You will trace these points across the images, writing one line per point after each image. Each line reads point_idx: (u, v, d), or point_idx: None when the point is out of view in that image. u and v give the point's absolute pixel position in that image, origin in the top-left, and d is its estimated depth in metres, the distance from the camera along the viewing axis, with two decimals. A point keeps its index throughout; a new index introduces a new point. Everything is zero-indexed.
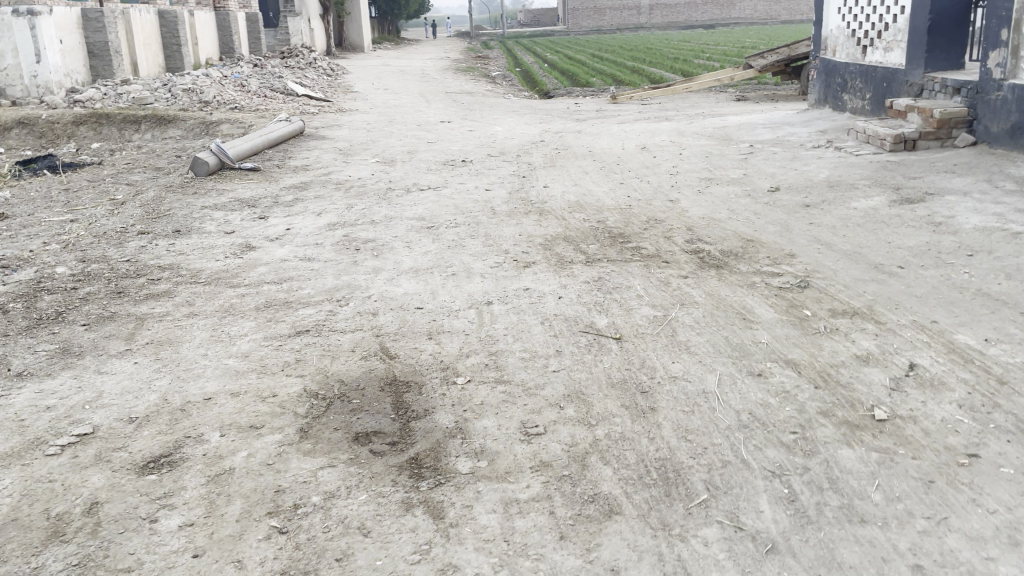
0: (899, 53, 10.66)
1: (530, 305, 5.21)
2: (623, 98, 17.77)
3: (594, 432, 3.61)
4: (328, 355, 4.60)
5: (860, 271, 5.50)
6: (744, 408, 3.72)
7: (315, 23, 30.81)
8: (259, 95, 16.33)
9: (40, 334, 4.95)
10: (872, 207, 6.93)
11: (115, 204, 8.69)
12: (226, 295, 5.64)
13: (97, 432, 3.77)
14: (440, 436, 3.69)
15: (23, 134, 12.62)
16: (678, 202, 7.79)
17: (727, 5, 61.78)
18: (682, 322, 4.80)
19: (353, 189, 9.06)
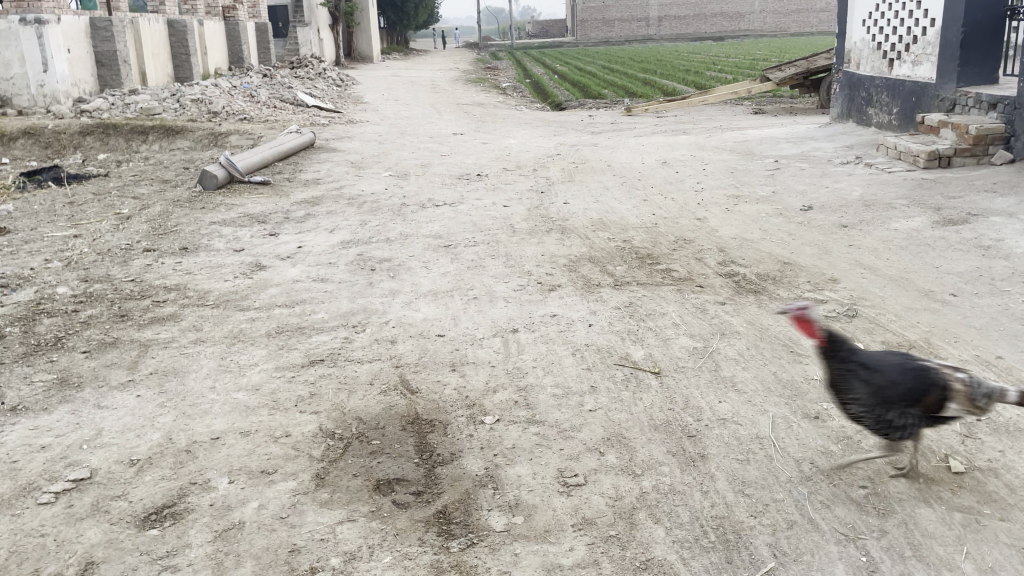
0: (929, 66, 10.33)
1: (559, 334, 4.88)
2: (637, 110, 17.45)
3: (640, 483, 3.27)
4: (344, 389, 4.26)
5: (910, 298, 5.17)
6: (804, 457, 3.39)
7: (324, 34, 30.66)
8: (269, 106, 16.09)
9: (37, 362, 4.64)
10: (914, 228, 6.60)
11: (120, 218, 8.40)
12: (235, 320, 5.33)
13: (94, 477, 3.46)
14: (469, 485, 3.36)
15: (29, 144, 12.40)
16: (706, 220, 7.47)
17: (736, 18, 61.52)
18: (724, 355, 4.46)
19: (366, 204, 8.75)
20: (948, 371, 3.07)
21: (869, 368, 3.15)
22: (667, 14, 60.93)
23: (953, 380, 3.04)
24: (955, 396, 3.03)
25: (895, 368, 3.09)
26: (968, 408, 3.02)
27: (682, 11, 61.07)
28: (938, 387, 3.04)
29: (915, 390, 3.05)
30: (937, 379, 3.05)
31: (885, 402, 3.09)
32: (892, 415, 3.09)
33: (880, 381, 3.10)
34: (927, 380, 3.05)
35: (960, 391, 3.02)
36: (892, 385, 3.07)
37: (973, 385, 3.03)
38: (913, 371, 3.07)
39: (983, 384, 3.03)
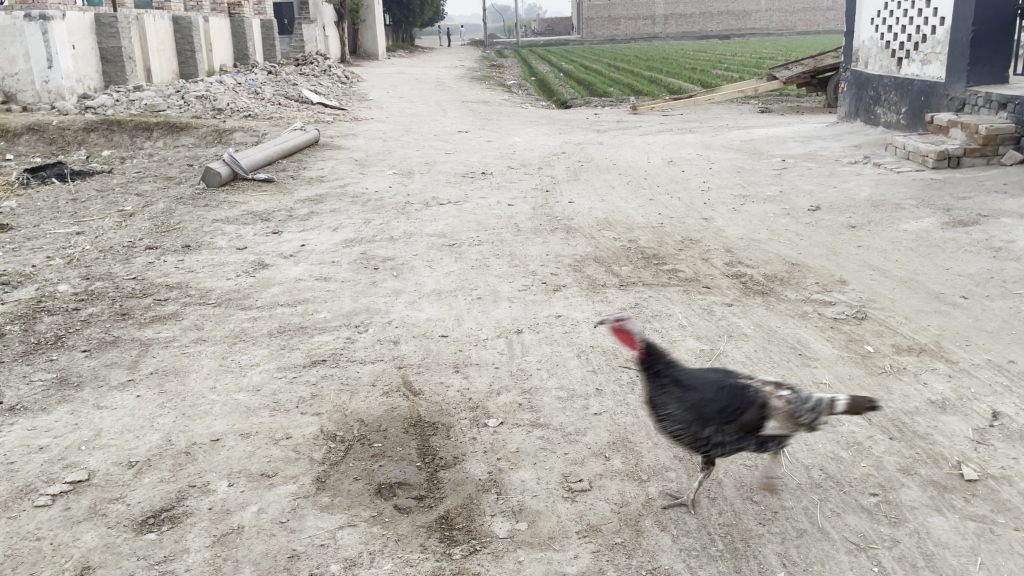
0: (938, 65, 10.24)
1: (564, 335, 4.82)
2: (643, 108, 17.37)
3: (647, 489, 3.21)
4: (346, 390, 4.21)
5: (920, 301, 5.10)
6: (814, 463, 3.33)
7: (329, 31, 30.63)
8: (274, 103, 16.05)
9: (37, 361, 4.60)
10: (923, 229, 6.52)
11: (123, 216, 8.37)
12: (237, 319, 5.28)
13: (92, 479, 3.41)
14: (472, 489, 3.30)
15: (33, 140, 12.38)
16: (712, 220, 7.40)
17: (743, 16, 61.29)
18: (732, 358, 4.40)
19: (369, 202, 8.70)
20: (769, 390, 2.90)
21: (684, 386, 2.99)
22: (673, 12, 60.78)
23: (773, 398, 2.88)
24: (772, 415, 2.85)
25: (711, 386, 2.93)
26: (788, 425, 2.84)
27: (688, 9, 60.90)
28: (754, 405, 2.86)
29: (730, 407, 2.88)
30: (754, 397, 2.88)
31: (699, 419, 2.91)
32: (708, 433, 2.90)
33: (694, 399, 2.93)
34: (741, 397, 2.89)
35: (779, 409, 2.84)
36: (708, 402, 2.89)
37: (795, 400, 2.85)
38: (728, 388, 2.91)
39: (808, 399, 2.85)
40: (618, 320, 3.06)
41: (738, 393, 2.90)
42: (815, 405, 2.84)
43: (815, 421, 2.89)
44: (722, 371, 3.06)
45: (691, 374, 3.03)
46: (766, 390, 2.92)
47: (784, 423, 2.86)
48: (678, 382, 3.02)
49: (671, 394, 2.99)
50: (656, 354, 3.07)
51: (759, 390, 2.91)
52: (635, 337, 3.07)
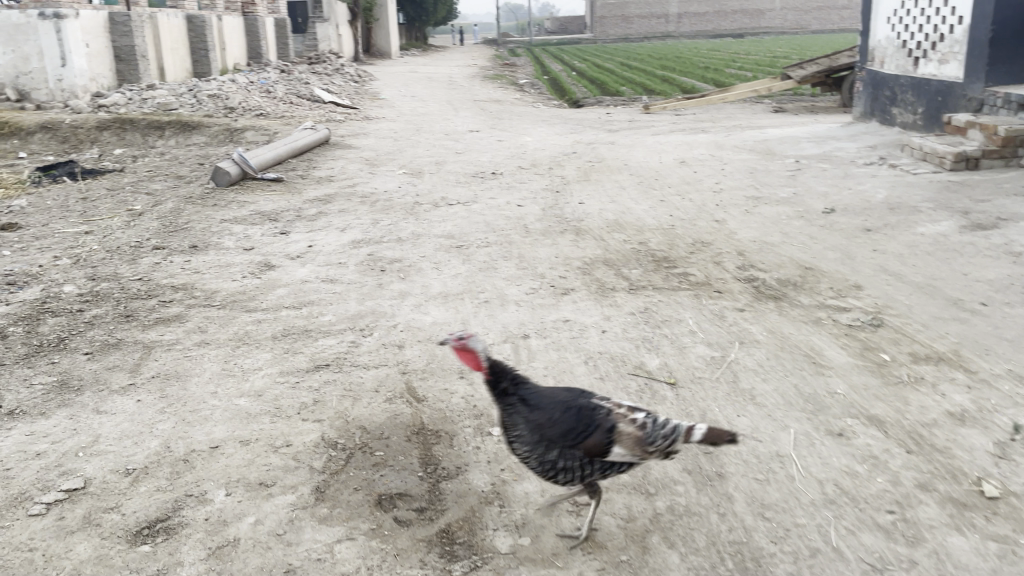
0: (956, 65, 10.07)
1: (572, 341, 4.72)
2: (656, 107, 17.23)
3: (654, 503, 3.12)
4: (349, 396, 4.14)
5: (938, 307, 4.98)
6: (828, 479, 3.23)
7: (343, 30, 30.62)
8: (285, 101, 16.02)
9: (38, 364, 4.55)
10: (941, 233, 6.39)
11: (131, 215, 8.33)
12: (241, 321, 5.21)
13: (88, 487, 3.35)
14: (475, 502, 3.22)
15: (45, 138, 12.39)
16: (725, 222, 7.28)
17: (758, 14, 60.89)
18: (743, 365, 4.30)
19: (378, 202, 8.63)
20: (622, 413, 2.90)
21: (531, 406, 2.98)
22: (687, 11, 60.39)
23: (623, 422, 2.87)
24: (621, 439, 2.83)
25: (557, 407, 2.92)
26: (636, 450, 2.83)
27: (702, 8, 60.54)
28: (601, 429, 2.84)
29: (576, 429, 2.86)
30: (603, 421, 2.87)
31: (544, 441, 2.88)
32: (553, 456, 2.88)
33: (539, 419, 2.92)
34: (590, 419, 2.88)
35: (629, 434, 2.84)
36: (551, 424, 2.88)
37: (648, 427, 2.86)
38: (576, 409, 2.90)
39: (663, 425, 2.85)
40: (461, 338, 3.14)
41: (587, 415, 2.89)
42: (671, 430, 2.84)
43: (672, 445, 2.86)
44: (574, 392, 3.05)
45: (539, 393, 3.03)
46: (619, 414, 2.91)
47: (634, 447, 2.84)
48: (526, 402, 3.02)
49: (516, 412, 2.98)
50: (503, 372, 3.12)
51: (610, 412, 2.90)
52: (481, 357, 3.13)
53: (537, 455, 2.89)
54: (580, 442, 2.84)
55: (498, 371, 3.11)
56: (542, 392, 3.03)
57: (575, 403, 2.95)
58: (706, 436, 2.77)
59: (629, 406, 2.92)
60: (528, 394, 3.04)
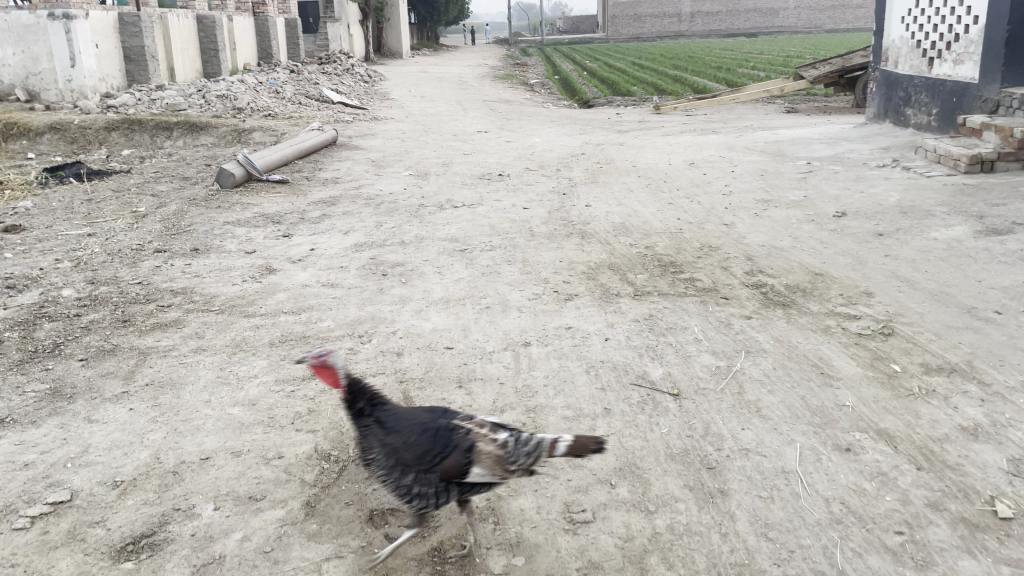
0: (971, 65, 9.89)
1: (573, 349, 4.62)
2: (667, 108, 17.11)
3: (653, 522, 3.02)
4: (344, 406, 4.05)
5: (951, 316, 4.85)
6: (834, 496, 3.12)
7: (354, 30, 30.60)
8: (294, 101, 15.99)
9: (32, 371, 4.49)
10: (955, 237, 6.24)
11: (135, 217, 8.29)
12: (239, 327, 5.14)
13: (74, 500, 3.28)
14: (469, 518, 3.12)
15: (54, 139, 12.38)
16: (733, 226, 7.16)
17: (771, 13, 60.51)
18: (749, 376, 4.18)
19: (383, 205, 8.55)
20: (483, 432, 2.83)
21: (387, 428, 2.89)
22: (700, 10, 60.05)
23: (483, 441, 2.80)
24: (480, 460, 2.76)
25: (414, 429, 2.84)
26: (495, 470, 2.76)
27: (715, 7, 60.20)
28: (458, 449, 2.77)
29: (432, 451, 2.78)
30: (461, 440, 2.79)
31: (400, 465, 2.80)
32: (410, 480, 2.79)
33: (395, 442, 2.83)
34: (447, 439, 2.79)
35: (488, 454, 2.77)
36: (405, 446, 2.80)
37: (509, 445, 2.78)
38: (433, 430, 2.82)
39: (525, 442, 2.78)
40: (319, 355, 3.00)
41: (446, 434, 2.80)
42: (533, 447, 2.76)
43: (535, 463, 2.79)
44: (436, 411, 2.97)
45: (397, 413, 2.95)
46: (479, 433, 2.84)
47: (493, 467, 2.77)
48: (382, 424, 2.93)
49: (373, 435, 2.90)
50: (363, 391, 3.02)
51: (470, 432, 2.83)
52: (339, 376, 3.02)
53: (393, 480, 2.82)
54: (436, 464, 2.76)
55: (358, 391, 3.02)
56: (403, 413, 2.94)
57: (434, 423, 2.87)
58: (569, 449, 2.69)
59: (489, 424, 2.85)
60: (387, 415, 2.96)
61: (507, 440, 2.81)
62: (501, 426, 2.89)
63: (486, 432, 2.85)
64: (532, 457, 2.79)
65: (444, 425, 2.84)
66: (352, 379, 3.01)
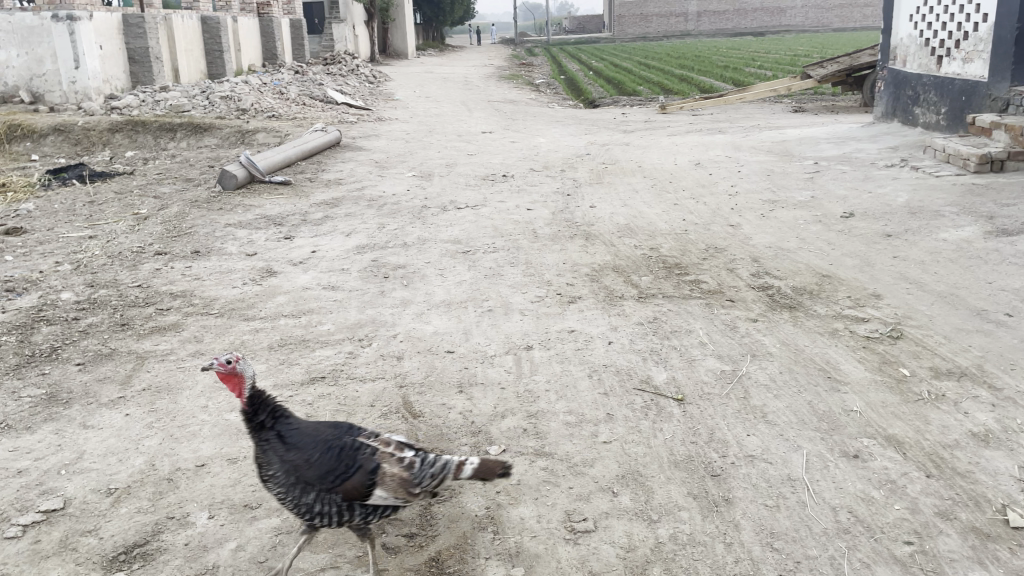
0: (981, 64, 9.78)
1: (576, 353, 4.54)
2: (672, 108, 17.04)
3: (656, 532, 2.95)
4: (342, 412, 3.98)
5: (960, 318, 4.76)
6: (842, 505, 3.04)
7: (359, 31, 30.60)
8: (298, 103, 15.96)
9: (29, 376, 4.44)
10: (964, 238, 6.15)
11: (137, 219, 8.25)
12: (239, 331, 5.08)
13: (66, 508, 3.22)
14: (467, 527, 3.05)
15: (58, 141, 12.37)
16: (739, 227, 7.08)
17: (777, 12, 60.28)
18: (755, 380, 4.11)
19: (386, 206, 8.50)
20: (389, 453, 2.73)
21: (288, 443, 2.72)
22: (706, 9, 59.87)
23: (388, 463, 2.70)
24: (384, 482, 2.67)
25: (316, 446, 2.69)
26: (400, 493, 2.67)
27: (721, 6, 60.05)
28: (362, 470, 2.66)
29: (336, 470, 2.66)
30: (365, 461, 2.68)
31: (299, 484, 2.65)
32: (309, 500, 2.65)
33: (295, 459, 2.67)
34: (352, 459, 2.68)
35: (393, 476, 2.68)
36: (308, 465, 2.65)
37: (415, 467, 2.70)
38: (337, 449, 2.69)
39: (431, 464, 2.70)
40: (230, 362, 2.72)
41: (350, 454, 2.69)
42: (440, 470, 2.70)
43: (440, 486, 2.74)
44: (339, 427, 2.82)
45: (298, 427, 2.77)
46: (384, 453, 2.74)
47: (397, 490, 2.68)
48: (283, 437, 2.74)
49: (271, 449, 2.70)
50: (265, 401, 2.78)
51: (376, 452, 2.72)
52: (245, 384, 2.77)
53: (293, 498, 2.65)
54: (338, 486, 2.65)
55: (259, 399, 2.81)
56: (304, 427, 2.77)
57: (337, 441, 2.74)
58: (476, 472, 2.64)
59: (395, 444, 2.75)
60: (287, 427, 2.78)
61: (414, 461, 2.73)
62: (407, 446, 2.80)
63: (392, 452, 2.76)
64: (438, 480, 2.72)
65: (348, 444, 2.72)
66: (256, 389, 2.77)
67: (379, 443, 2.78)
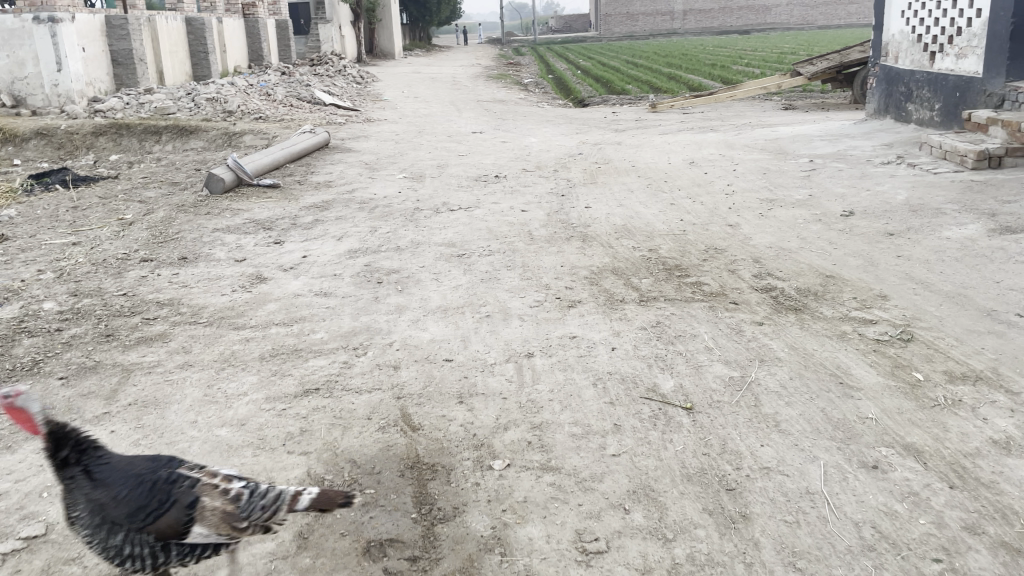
0: (975, 60, 9.72)
1: (579, 360, 4.40)
2: (663, 106, 16.98)
3: (671, 551, 2.82)
4: (339, 426, 3.83)
5: (971, 319, 4.64)
6: (865, 520, 2.92)
7: (345, 31, 30.35)
8: (286, 104, 15.76)
9: (10, 391, 4.27)
10: (968, 237, 6.04)
11: (122, 225, 8.06)
12: (229, 340, 4.92)
13: (48, 534, 3.06)
14: (473, 549, 2.91)
15: (41, 145, 12.12)
16: (738, 227, 6.96)
17: (762, 11, 60.42)
18: (764, 387, 3.98)
19: (377, 209, 8.33)
20: (212, 486, 2.65)
21: (96, 480, 2.66)
22: (692, 8, 59.88)
23: (210, 496, 2.63)
24: (204, 517, 2.59)
25: (127, 483, 2.62)
26: (222, 528, 2.61)
27: (707, 5, 59.99)
28: (178, 505, 2.58)
29: (148, 507, 2.58)
30: (182, 496, 2.60)
31: (107, 524, 2.57)
32: (119, 540, 2.57)
33: (103, 497, 2.60)
34: (165, 494, 2.60)
35: (215, 509, 2.61)
36: (115, 502, 2.58)
37: (243, 499, 2.64)
38: (150, 484, 2.62)
39: (262, 495, 2.64)
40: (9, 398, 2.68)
41: (164, 489, 2.61)
42: (272, 501, 2.63)
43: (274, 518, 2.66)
44: (157, 461, 2.76)
45: (109, 464, 2.72)
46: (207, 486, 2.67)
47: (218, 526, 2.61)
48: (90, 474, 2.68)
49: (76, 487, 2.65)
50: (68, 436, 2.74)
51: (195, 485, 2.64)
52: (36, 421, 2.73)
53: (100, 540, 2.57)
54: (150, 524, 2.56)
55: (60, 435, 2.74)
56: (113, 463, 2.71)
57: (151, 476, 2.66)
58: (312, 501, 2.60)
59: (218, 477, 2.70)
60: (98, 465, 2.71)
61: (242, 494, 2.66)
62: (235, 477, 2.73)
63: (215, 483, 2.68)
64: (271, 512, 2.64)
65: (162, 478, 2.64)
66: (53, 423, 2.73)
67: (201, 474, 2.71)
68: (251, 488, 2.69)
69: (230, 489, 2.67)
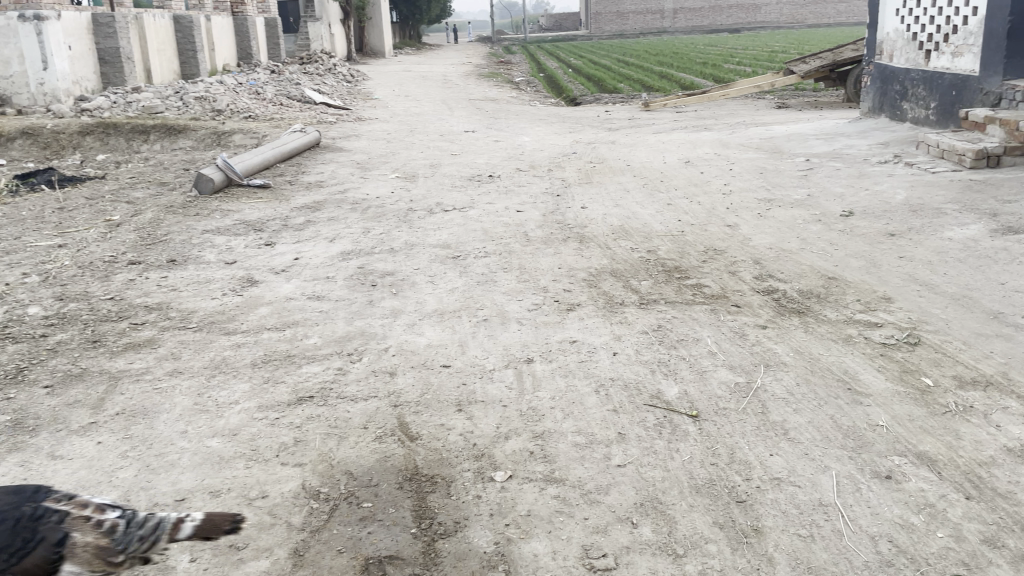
0: (971, 58, 9.67)
1: (580, 366, 4.29)
2: (656, 105, 16.90)
3: (683, 569, 2.73)
4: (334, 436, 3.70)
5: (977, 322, 4.57)
6: (880, 533, 2.83)
7: (335, 29, 30.12)
8: (276, 103, 15.60)
9: None
10: (970, 237, 5.97)
11: (109, 226, 7.90)
12: (219, 346, 4.79)
13: None
14: (476, 567, 2.81)
15: (27, 144, 11.93)
16: (737, 227, 6.88)
17: (752, 9, 60.50)
18: (771, 393, 3.88)
19: (369, 209, 8.20)
20: (82, 519, 2.44)
21: None
22: (682, 7, 59.86)
23: (82, 531, 2.42)
24: (77, 555, 2.39)
25: None
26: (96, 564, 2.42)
27: (697, 3, 59.93)
28: (48, 542, 2.34)
29: (11, 547, 2.30)
30: (50, 533, 2.36)
31: None
32: None
33: None
34: (31, 532, 2.34)
35: (89, 545, 2.41)
36: None
37: (118, 532, 2.46)
38: (13, 522, 2.34)
39: (139, 526, 2.49)
40: None
41: (29, 527, 2.35)
42: (151, 531, 2.49)
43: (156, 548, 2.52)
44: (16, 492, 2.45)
45: None
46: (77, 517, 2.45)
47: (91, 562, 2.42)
48: None
49: None
50: None
51: (64, 519, 2.42)
52: None
53: None
54: (15, 565, 2.29)
55: None
56: None
57: (13, 510, 2.38)
58: (197, 530, 2.49)
59: (87, 508, 2.48)
60: None
61: (117, 526, 2.48)
62: (107, 506, 2.54)
63: (86, 515, 2.47)
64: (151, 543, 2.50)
65: (27, 514, 2.37)
66: None
67: (69, 506, 2.48)
68: (126, 518, 2.52)
69: (103, 520, 2.47)
